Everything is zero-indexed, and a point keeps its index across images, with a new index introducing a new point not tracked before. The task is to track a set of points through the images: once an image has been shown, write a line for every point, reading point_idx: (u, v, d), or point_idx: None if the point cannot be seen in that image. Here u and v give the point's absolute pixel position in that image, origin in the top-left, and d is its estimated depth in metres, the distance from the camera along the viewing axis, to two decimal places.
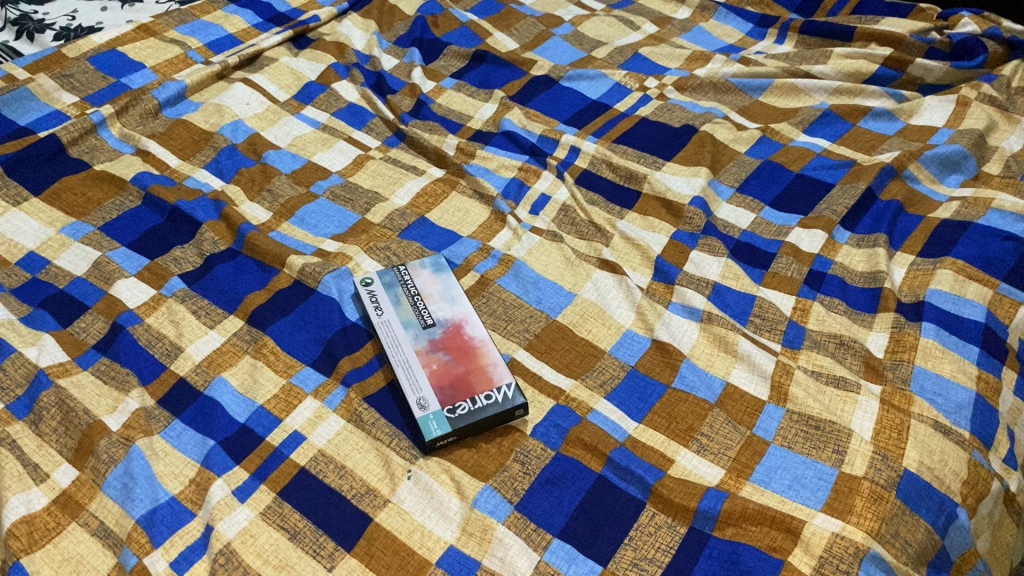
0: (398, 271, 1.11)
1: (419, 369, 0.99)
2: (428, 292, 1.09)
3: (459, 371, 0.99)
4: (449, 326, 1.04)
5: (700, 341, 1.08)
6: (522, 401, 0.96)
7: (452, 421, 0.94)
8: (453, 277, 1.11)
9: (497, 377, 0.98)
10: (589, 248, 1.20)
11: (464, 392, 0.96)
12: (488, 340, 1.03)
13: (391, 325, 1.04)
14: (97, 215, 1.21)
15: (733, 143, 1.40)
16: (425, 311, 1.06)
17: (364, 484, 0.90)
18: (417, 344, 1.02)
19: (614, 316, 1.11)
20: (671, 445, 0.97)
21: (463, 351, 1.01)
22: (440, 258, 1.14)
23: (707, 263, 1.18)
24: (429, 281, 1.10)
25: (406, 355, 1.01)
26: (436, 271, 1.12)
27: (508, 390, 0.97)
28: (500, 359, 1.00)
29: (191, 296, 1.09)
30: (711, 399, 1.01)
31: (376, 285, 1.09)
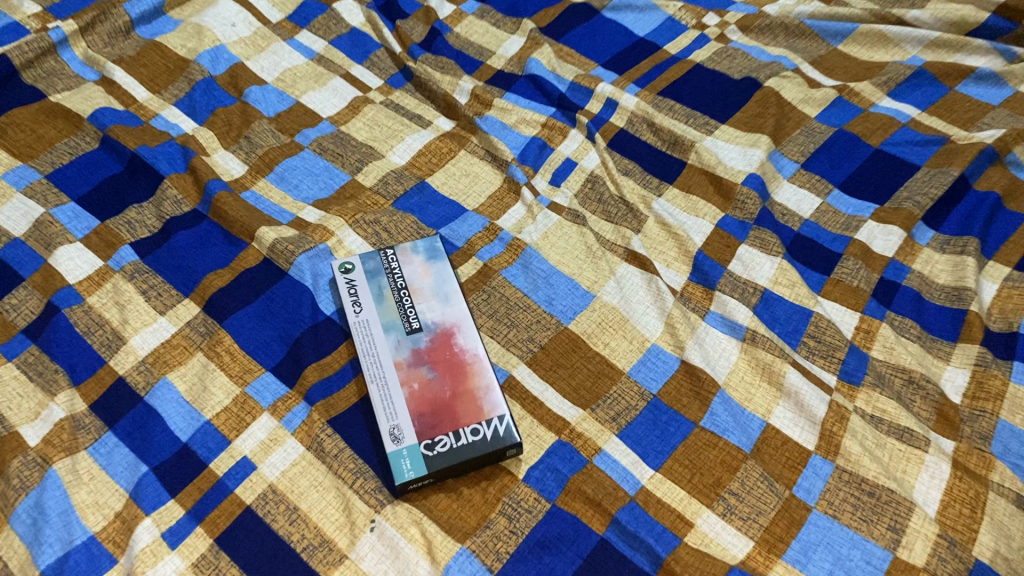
0: (386, 255, 0.94)
1: (397, 389, 0.83)
2: (418, 286, 0.91)
3: (444, 395, 0.83)
4: (437, 334, 0.87)
5: (739, 366, 0.90)
6: (516, 440, 0.80)
7: (428, 461, 0.79)
8: (449, 267, 0.93)
9: (489, 406, 0.82)
10: (616, 235, 1.01)
11: (447, 424, 0.81)
12: (482, 354, 0.86)
13: (370, 326, 0.88)
14: (45, 159, 1.04)
15: (802, 104, 1.17)
16: (411, 310, 0.89)
17: (318, 534, 0.76)
18: (397, 355, 0.85)
19: (638, 326, 0.93)
20: (691, 505, 0.80)
21: (452, 368, 0.85)
22: (438, 240, 0.96)
23: (757, 263, 0.99)
24: (420, 270, 0.92)
25: (383, 367, 0.85)
26: (430, 258, 0.94)
27: (499, 425, 0.81)
28: (494, 382, 0.84)
29: (141, 272, 0.93)
30: (746, 447, 0.84)
31: (357, 274, 0.92)
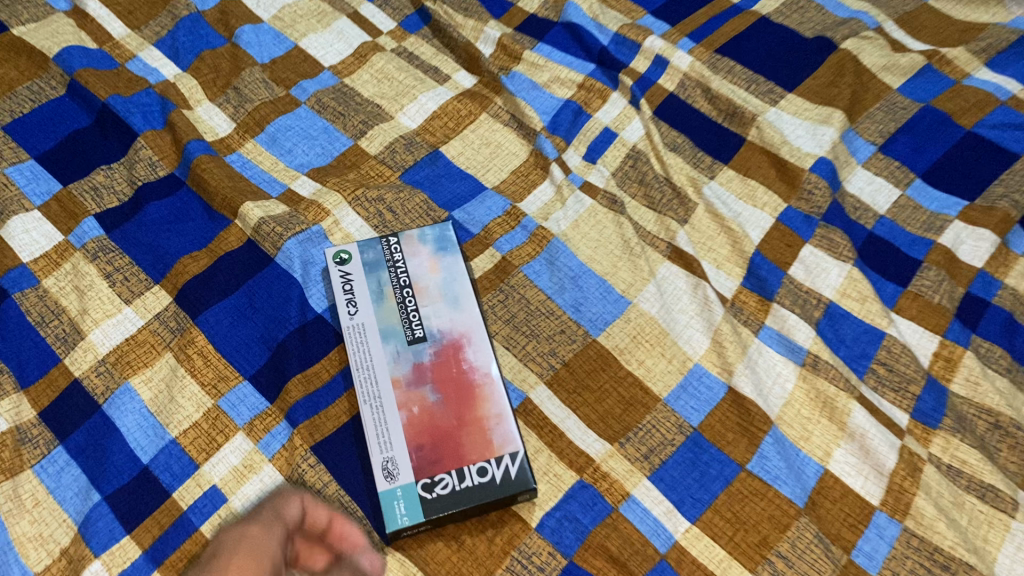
0: (388, 245, 0.80)
1: (393, 412, 0.70)
2: (424, 284, 0.78)
3: (448, 423, 0.70)
4: (444, 346, 0.74)
5: (796, 398, 0.77)
6: (530, 484, 0.68)
7: (425, 505, 0.67)
8: (461, 262, 0.79)
9: (500, 440, 0.69)
10: (658, 227, 0.86)
11: (450, 460, 0.68)
12: (495, 373, 0.73)
13: (366, 332, 0.75)
14: (3, 105, 0.90)
15: (883, 72, 0.99)
16: (414, 315, 0.75)
17: None
18: (395, 370, 0.72)
19: (680, 341, 0.79)
20: (730, 568, 0.68)
21: (459, 389, 0.72)
22: (450, 228, 0.82)
23: (823, 268, 0.84)
24: (427, 265, 0.79)
25: (378, 384, 0.72)
26: (440, 251, 0.80)
27: (510, 465, 0.68)
28: (508, 409, 0.71)
29: (106, 252, 0.81)
30: (799, 501, 0.72)
31: (354, 267, 0.79)
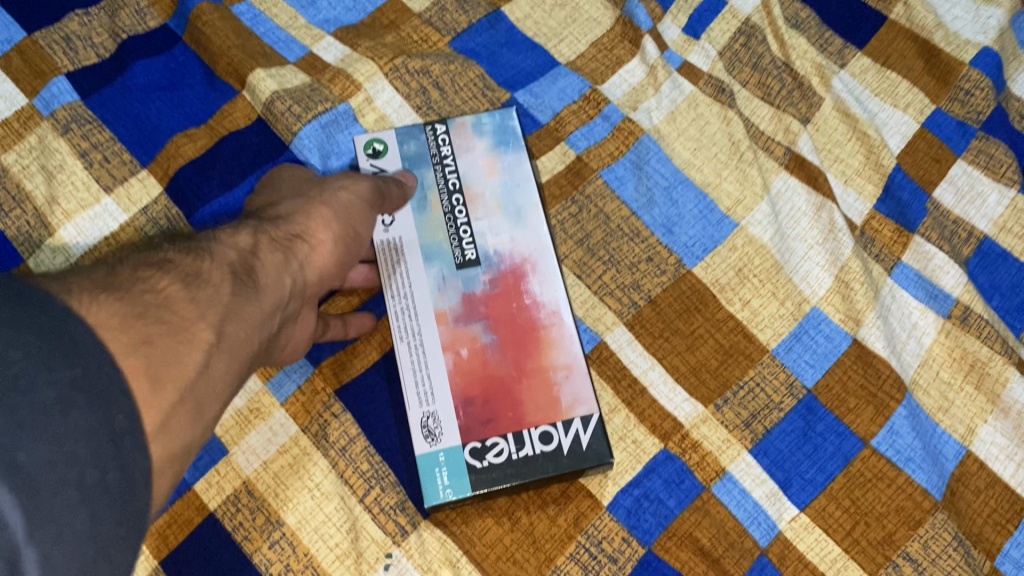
0: (434, 136, 0.63)
1: (436, 354, 0.56)
2: (478, 190, 0.61)
3: (504, 373, 0.55)
4: (501, 273, 0.58)
5: (937, 357, 0.62)
6: (606, 457, 0.54)
7: (474, 477, 0.53)
8: (526, 161, 0.62)
9: (568, 399, 0.55)
10: (773, 125, 0.69)
11: (507, 421, 0.54)
12: (565, 310, 0.57)
13: (403, 248, 0.59)
14: None
15: None
16: (465, 230, 0.60)
17: (309, 567, 0.52)
18: (439, 299, 0.57)
19: (796, 279, 0.64)
20: (847, 571, 0.55)
21: (520, 329, 0.57)
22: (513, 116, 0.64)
23: (978, 193, 0.67)
24: (483, 164, 0.62)
25: (418, 318, 0.57)
26: (499, 146, 0.63)
27: (581, 432, 0.54)
28: (580, 359, 0.56)
29: (82, 124, 0.64)
30: (936, 493, 0.57)
31: (392, 163, 0.62)
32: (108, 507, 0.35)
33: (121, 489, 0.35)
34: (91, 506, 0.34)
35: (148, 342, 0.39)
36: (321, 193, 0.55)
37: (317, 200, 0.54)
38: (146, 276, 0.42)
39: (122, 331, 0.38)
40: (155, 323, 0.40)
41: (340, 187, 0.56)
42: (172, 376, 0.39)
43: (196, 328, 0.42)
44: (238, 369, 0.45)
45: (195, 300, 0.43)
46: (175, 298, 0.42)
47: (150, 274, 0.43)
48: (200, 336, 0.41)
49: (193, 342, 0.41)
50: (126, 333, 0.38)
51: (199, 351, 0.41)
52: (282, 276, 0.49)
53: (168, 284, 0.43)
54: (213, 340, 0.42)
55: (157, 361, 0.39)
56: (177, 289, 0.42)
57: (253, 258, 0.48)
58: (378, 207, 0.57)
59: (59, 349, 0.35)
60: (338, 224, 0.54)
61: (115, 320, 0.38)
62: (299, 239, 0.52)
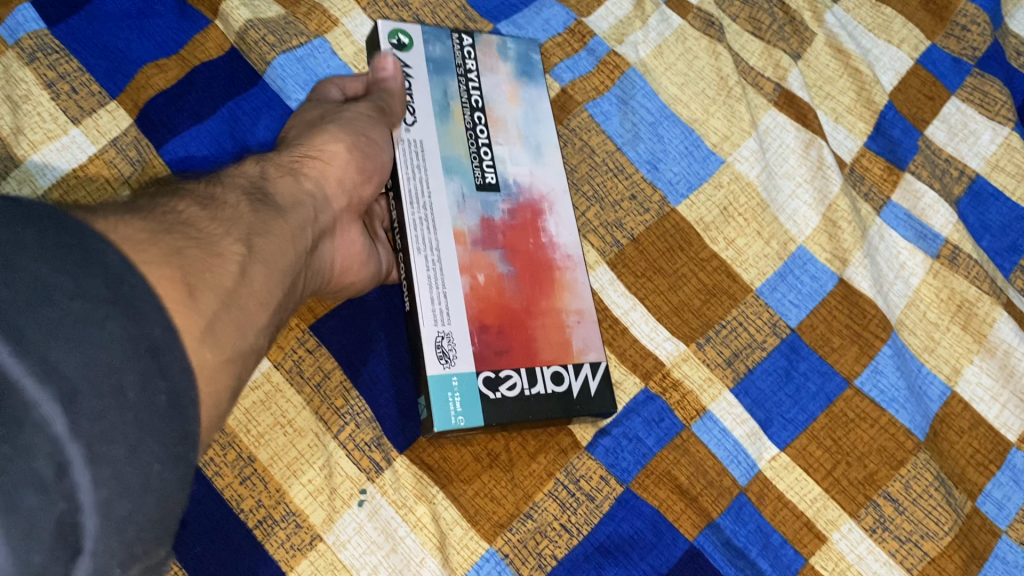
0: (460, 46, 0.60)
1: (452, 274, 0.53)
2: (499, 114, 0.59)
3: (519, 305, 0.54)
4: (519, 206, 0.57)
5: (925, 298, 0.61)
6: (610, 408, 0.54)
7: (486, 408, 0.51)
8: (546, 100, 0.62)
9: (577, 343, 0.55)
10: (763, 61, 0.67)
11: (519, 354, 0.53)
12: (579, 256, 0.57)
13: (425, 157, 0.56)
14: None
15: None
16: (486, 153, 0.57)
17: (282, 503, 0.51)
18: (458, 218, 0.54)
19: (782, 218, 0.62)
20: (826, 511, 0.55)
21: (538, 264, 0.55)
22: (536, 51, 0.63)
23: (972, 131, 0.66)
24: (505, 90, 0.61)
25: (435, 232, 0.53)
26: (520, 77, 0.62)
27: (590, 377, 0.54)
28: (592, 307, 0.56)
29: (48, 53, 0.62)
30: (920, 433, 0.57)
31: (415, 62, 0.59)
32: (156, 417, 0.32)
33: (168, 401, 0.33)
34: (136, 415, 0.31)
35: (178, 253, 0.37)
36: (325, 121, 0.54)
37: (321, 125, 0.53)
38: (165, 202, 0.41)
39: (149, 245, 0.36)
40: (182, 237, 0.38)
41: (344, 111, 0.54)
42: (208, 286, 0.37)
43: (222, 242, 0.40)
44: (278, 282, 0.42)
45: (216, 219, 0.41)
46: (197, 218, 0.40)
47: (167, 201, 0.41)
48: (228, 249, 0.40)
49: (221, 254, 0.39)
50: (156, 246, 0.36)
51: (232, 262, 0.39)
52: (299, 192, 0.48)
53: (187, 207, 0.41)
54: (243, 253, 0.40)
55: (191, 269, 0.37)
56: (196, 210, 0.41)
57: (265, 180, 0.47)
58: (388, 114, 0.54)
59: (90, 259, 0.32)
60: (346, 136, 0.52)
61: (142, 234, 0.36)
62: (308, 158, 0.50)
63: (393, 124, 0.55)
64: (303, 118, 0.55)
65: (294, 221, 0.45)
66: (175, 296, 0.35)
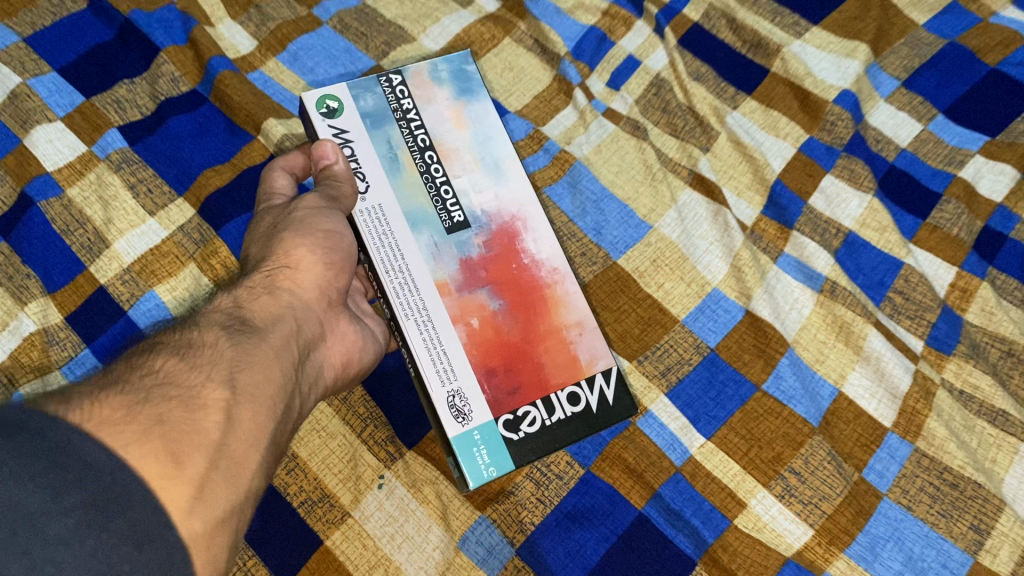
0: (391, 89, 0.75)
1: (448, 327, 0.68)
2: (451, 146, 0.75)
3: (512, 338, 0.69)
4: (487, 240, 0.72)
5: (813, 322, 0.78)
6: (632, 406, 0.70)
7: (511, 450, 0.66)
8: (484, 113, 0.77)
9: (586, 356, 0.70)
10: (679, 154, 0.87)
11: (530, 385, 0.68)
12: (558, 272, 0.72)
13: (387, 212, 0.71)
14: (24, 17, 0.89)
15: (909, 9, 0.98)
16: (445, 191, 0.73)
17: (318, 488, 0.67)
18: (437, 271, 0.69)
19: (699, 267, 0.80)
20: (744, 483, 0.70)
21: (518, 293, 0.70)
22: (466, 65, 0.79)
23: (843, 199, 0.85)
24: (448, 119, 0.76)
25: (418, 292, 0.68)
26: (457, 98, 0.78)
27: (604, 387, 0.69)
28: (586, 318, 0.71)
29: (130, 163, 0.81)
30: (813, 420, 0.73)
31: (350, 123, 0.73)
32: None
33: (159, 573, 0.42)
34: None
35: (160, 420, 0.47)
36: (283, 230, 0.67)
37: (283, 240, 0.66)
38: (145, 366, 0.51)
39: (131, 419, 0.46)
40: (166, 401, 0.49)
41: (297, 214, 0.68)
42: (193, 443, 0.48)
43: (205, 394, 0.51)
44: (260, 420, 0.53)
45: (194, 371, 0.52)
46: (176, 377, 0.51)
47: (150, 364, 0.52)
48: (211, 399, 0.51)
49: (204, 402, 0.50)
50: (135, 422, 0.46)
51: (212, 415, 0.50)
52: (276, 312, 0.61)
53: (170, 366, 0.52)
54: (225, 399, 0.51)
55: (174, 437, 0.47)
56: (174, 368, 0.51)
57: (243, 313, 0.59)
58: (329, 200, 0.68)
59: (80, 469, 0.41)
60: (304, 241, 0.66)
61: (118, 413, 0.46)
62: (279, 271, 0.64)
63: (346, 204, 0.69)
64: (261, 230, 0.70)
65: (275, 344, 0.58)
66: (160, 470, 0.45)
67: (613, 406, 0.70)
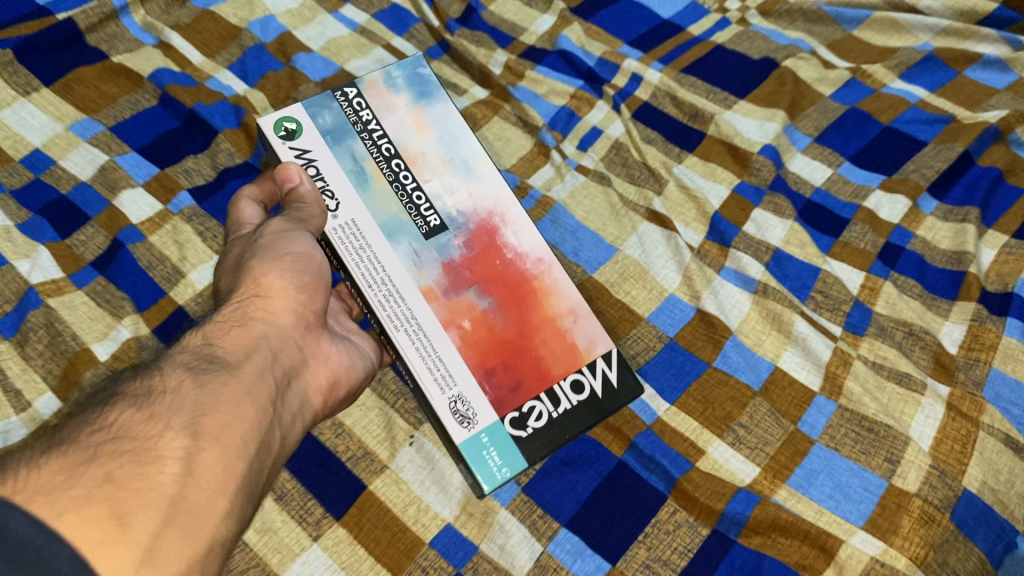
0: (344, 99, 0.93)
1: (440, 332, 0.83)
2: (417, 149, 0.92)
3: (502, 334, 0.84)
4: (463, 241, 0.88)
5: (751, 316, 0.97)
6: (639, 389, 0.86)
7: (520, 447, 0.81)
8: (438, 109, 0.95)
9: (584, 342, 0.86)
10: (638, 196, 1.09)
11: (530, 381, 0.83)
12: (542, 262, 0.88)
13: (360, 219, 0.87)
14: (108, 113, 1.12)
15: (817, 84, 1.22)
16: (416, 193, 0.89)
17: (361, 446, 0.83)
18: (422, 281, 0.85)
19: (658, 277, 1.00)
20: (703, 434, 0.87)
21: (502, 292, 0.86)
22: (417, 69, 0.97)
23: (770, 225, 1.05)
24: (408, 122, 0.94)
25: (403, 302, 0.84)
26: (414, 103, 0.95)
27: (608, 369, 0.85)
28: (578, 306, 0.87)
29: (199, 215, 1.01)
30: (755, 385, 0.91)
31: (310, 142, 0.90)
32: None
33: None
34: None
35: (109, 478, 0.58)
36: (253, 262, 0.79)
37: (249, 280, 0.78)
38: (103, 419, 0.63)
39: (80, 479, 0.57)
40: (122, 455, 0.60)
41: (265, 244, 0.81)
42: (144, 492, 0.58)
43: (162, 446, 0.61)
44: (221, 461, 0.64)
45: (149, 419, 0.63)
46: (129, 428, 0.62)
47: (111, 412, 0.63)
48: (166, 450, 0.61)
49: (161, 452, 0.61)
50: (79, 485, 0.56)
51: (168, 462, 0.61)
52: (242, 348, 0.72)
53: (127, 417, 0.63)
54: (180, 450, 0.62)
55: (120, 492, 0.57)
56: (129, 417, 0.63)
57: (211, 354, 0.71)
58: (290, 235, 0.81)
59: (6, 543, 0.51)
60: (273, 266, 0.78)
61: (60, 474, 0.56)
62: (253, 299, 0.76)
63: (311, 220, 0.83)
64: (230, 259, 0.83)
65: (243, 379, 0.69)
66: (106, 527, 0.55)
67: (621, 387, 0.86)
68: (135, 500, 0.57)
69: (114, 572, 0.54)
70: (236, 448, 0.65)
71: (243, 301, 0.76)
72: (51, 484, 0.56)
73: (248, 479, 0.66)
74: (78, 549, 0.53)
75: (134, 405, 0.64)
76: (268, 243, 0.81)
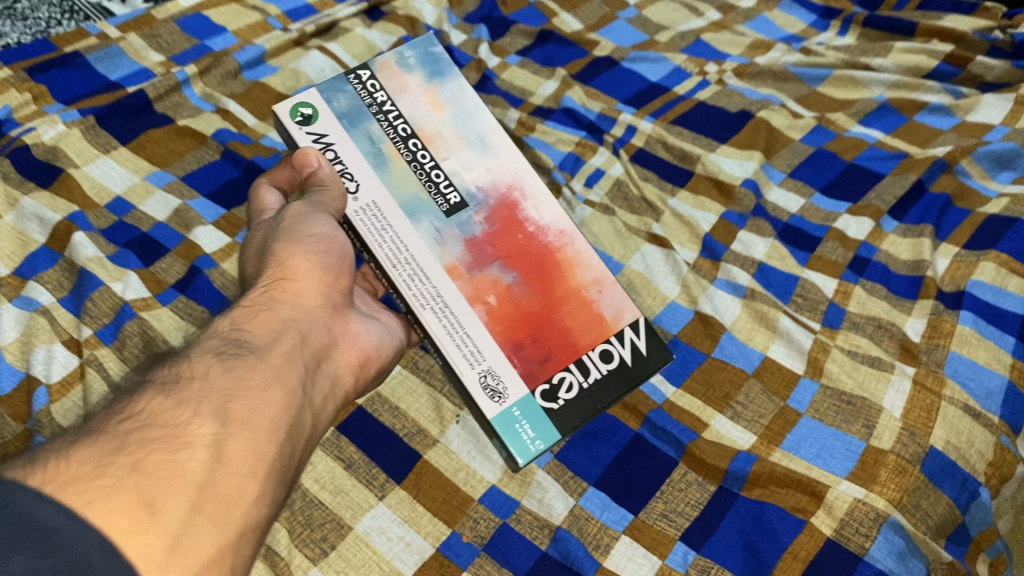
0: (359, 79, 1.07)
1: (467, 308, 0.96)
2: (434, 128, 1.06)
3: (523, 304, 0.97)
4: (484, 220, 1.01)
5: (742, 316, 1.12)
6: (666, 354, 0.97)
7: (553, 418, 0.93)
8: (449, 87, 1.09)
9: (610, 310, 0.99)
10: (638, 222, 1.26)
11: (559, 352, 0.96)
12: (560, 232, 1.02)
13: (382, 200, 1.00)
14: (178, 166, 1.29)
15: (788, 130, 1.41)
16: (434, 172, 1.03)
17: (415, 424, 0.97)
18: (445, 260, 0.98)
19: (660, 287, 1.17)
20: (706, 410, 1.02)
21: (524, 266, 0.99)
22: (428, 49, 1.11)
23: (753, 243, 1.23)
24: (424, 100, 1.08)
25: (429, 281, 0.97)
26: (428, 82, 1.09)
27: (635, 338, 0.98)
28: (601, 276, 1.00)
29: None
30: (748, 370, 1.06)
31: (325, 123, 1.04)
32: None
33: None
34: None
35: (138, 467, 0.63)
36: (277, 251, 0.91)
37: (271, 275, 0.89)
38: (132, 407, 0.70)
39: (114, 465, 0.62)
40: (154, 441, 0.66)
41: (286, 237, 0.92)
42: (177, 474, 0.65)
43: (191, 431, 0.69)
44: (249, 442, 0.72)
45: (178, 405, 0.71)
46: (160, 412, 0.70)
47: (140, 402, 0.71)
48: (195, 434, 0.69)
49: (193, 432, 0.69)
50: (111, 469, 0.62)
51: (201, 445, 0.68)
52: (267, 334, 0.83)
53: (158, 401, 0.71)
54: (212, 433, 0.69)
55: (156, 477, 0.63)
56: (158, 403, 0.71)
57: (238, 341, 0.81)
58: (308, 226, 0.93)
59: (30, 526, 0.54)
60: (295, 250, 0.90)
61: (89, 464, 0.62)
62: (278, 282, 0.88)
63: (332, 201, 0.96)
64: (256, 241, 0.96)
65: (268, 364, 0.79)
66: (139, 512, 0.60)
67: (648, 355, 0.98)
68: (162, 489, 0.63)
69: (145, 557, 0.59)
70: (264, 431, 0.74)
71: (267, 291, 0.87)
72: (81, 474, 0.60)
73: (276, 463, 0.74)
74: (109, 535, 0.58)
75: (162, 393, 0.72)
76: (289, 234, 0.93)
